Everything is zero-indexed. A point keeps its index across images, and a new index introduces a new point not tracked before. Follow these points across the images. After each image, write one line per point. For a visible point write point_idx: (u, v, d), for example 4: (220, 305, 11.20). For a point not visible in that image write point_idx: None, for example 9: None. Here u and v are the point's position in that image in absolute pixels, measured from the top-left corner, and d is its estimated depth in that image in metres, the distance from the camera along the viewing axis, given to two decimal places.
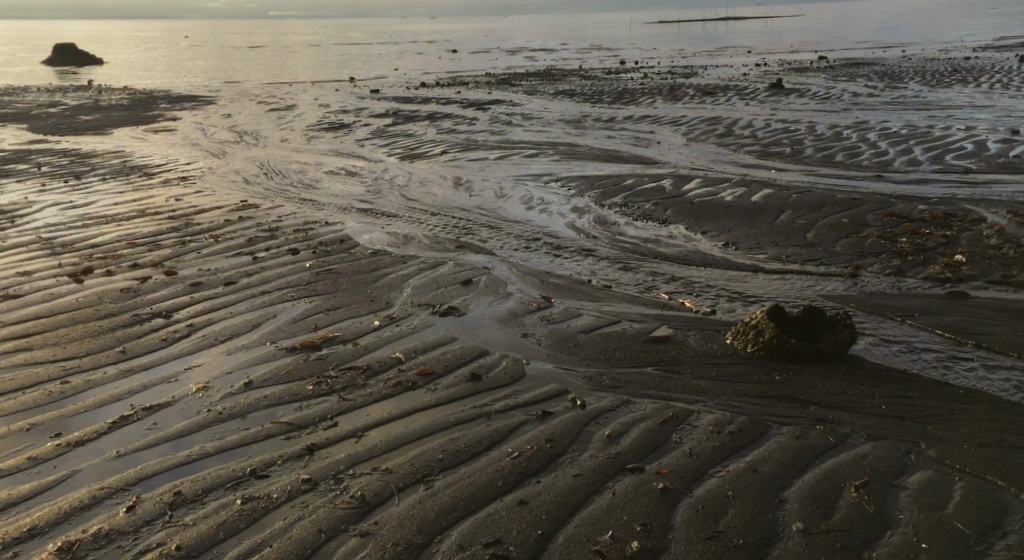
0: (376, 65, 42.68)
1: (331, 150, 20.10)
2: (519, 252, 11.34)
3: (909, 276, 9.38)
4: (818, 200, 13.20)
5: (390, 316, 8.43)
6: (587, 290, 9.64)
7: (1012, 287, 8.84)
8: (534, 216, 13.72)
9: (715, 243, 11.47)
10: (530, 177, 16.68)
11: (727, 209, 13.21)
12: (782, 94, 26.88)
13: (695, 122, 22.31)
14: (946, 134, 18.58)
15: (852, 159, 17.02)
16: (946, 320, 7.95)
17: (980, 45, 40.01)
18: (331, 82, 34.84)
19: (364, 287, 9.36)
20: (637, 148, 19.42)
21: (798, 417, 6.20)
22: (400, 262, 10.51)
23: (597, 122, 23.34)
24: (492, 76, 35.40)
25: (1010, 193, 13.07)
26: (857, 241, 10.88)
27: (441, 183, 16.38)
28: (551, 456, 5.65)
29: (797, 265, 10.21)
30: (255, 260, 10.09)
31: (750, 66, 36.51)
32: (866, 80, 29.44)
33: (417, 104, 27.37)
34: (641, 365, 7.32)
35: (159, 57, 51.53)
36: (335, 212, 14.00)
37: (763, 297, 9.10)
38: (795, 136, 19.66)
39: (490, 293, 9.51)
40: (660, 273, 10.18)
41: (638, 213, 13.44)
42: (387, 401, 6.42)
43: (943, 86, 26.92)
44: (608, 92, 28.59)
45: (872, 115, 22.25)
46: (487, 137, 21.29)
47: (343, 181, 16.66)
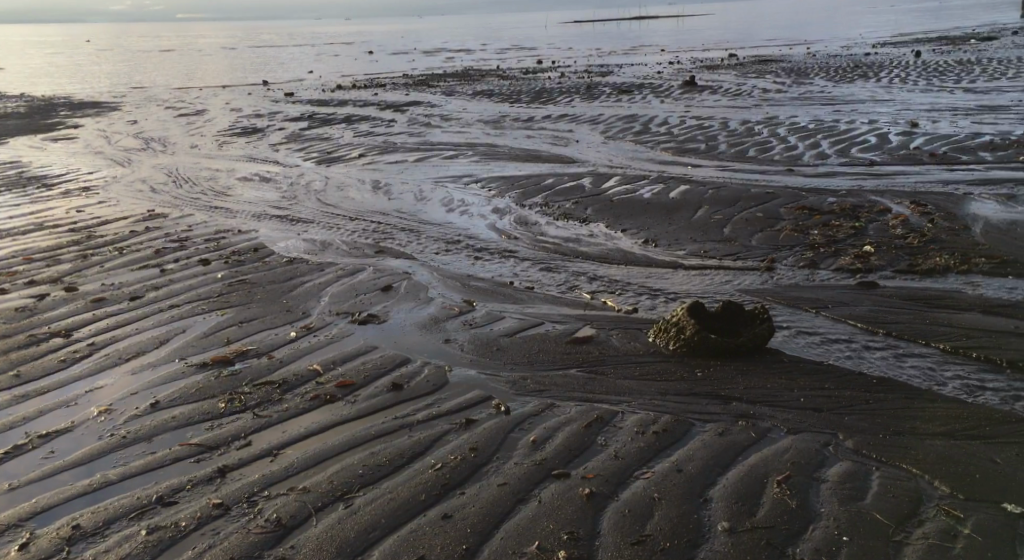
0: (290, 67, 41.88)
1: (244, 155, 19.57)
2: (439, 256, 11.19)
3: (822, 267, 9.56)
4: (733, 195, 13.40)
5: (307, 326, 8.19)
6: (508, 292, 9.54)
7: (919, 275, 9.08)
8: (454, 218, 13.58)
9: (635, 240, 11.52)
10: (449, 179, 16.53)
11: (646, 206, 13.29)
12: (695, 91, 27.35)
13: (612, 120, 22.48)
14: (851, 127, 19.14)
15: (764, 154, 17.37)
16: (859, 310, 8.10)
17: (879, 41, 41.50)
18: (243, 86, 34.00)
19: (279, 297, 9.10)
20: (556, 147, 19.45)
21: (720, 413, 6.21)
22: (317, 269, 10.25)
23: (515, 122, 23.31)
24: (409, 78, 35.12)
25: (913, 183, 13.50)
26: (772, 235, 11.05)
27: (359, 187, 16.09)
28: (476, 465, 5.53)
29: (716, 260, 10.31)
30: (162, 272, 9.72)
31: (664, 64, 37.07)
32: (774, 77, 30.20)
33: (332, 106, 26.91)
34: (564, 367, 7.26)
35: (59, 62, 49.50)
36: (249, 220, 13.60)
37: (683, 294, 9.16)
38: (709, 132, 19.98)
39: (410, 298, 9.33)
40: (581, 273, 10.15)
41: (559, 213, 13.42)
42: (304, 417, 6.21)
43: (847, 81, 27.78)
44: (525, 92, 28.62)
45: (781, 110, 22.79)
46: (405, 139, 21.05)
47: (258, 188, 16.23)
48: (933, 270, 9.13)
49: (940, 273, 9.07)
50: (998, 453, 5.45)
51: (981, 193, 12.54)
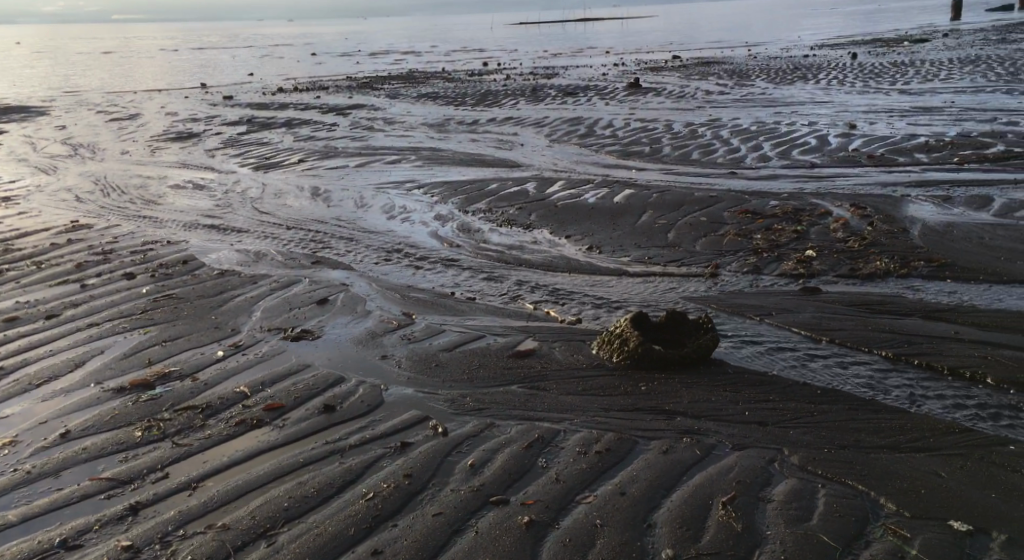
0: (230, 70, 41.01)
1: (177, 161, 19.02)
2: (379, 266, 10.91)
3: (765, 272, 9.48)
4: (677, 199, 13.33)
5: (236, 344, 7.98)
6: (449, 304, 9.26)
7: (860, 280, 9.04)
8: (395, 225, 13.30)
9: (579, 246, 11.36)
10: (391, 184, 16.21)
11: (590, 211, 13.15)
12: (640, 93, 27.37)
13: (556, 123, 22.34)
14: (792, 129, 19.27)
15: (706, 156, 17.39)
16: (803, 317, 8.00)
17: (818, 43, 42.11)
18: (181, 89, 33.14)
19: (207, 311, 8.87)
20: (500, 151, 19.24)
21: (664, 429, 6.01)
22: (249, 281, 10.00)
23: (459, 125, 23.04)
24: (353, 80, 34.62)
25: (853, 185, 13.57)
26: (715, 240, 10.97)
27: (297, 193, 15.69)
28: (410, 494, 5.37)
29: (659, 266, 10.19)
30: (83, 287, 9.41)
31: (609, 66, 37.10)
32: (717, 79, 30.39)
33: (272, 110, 26.33)
34: (504, 383, 7.02)
35: None
36: (181, 230, 13.17)
37: (627, 301, 9.01)
38: (653, 135, 19.94)
39: (347, 313, 9.06)
40: (524, 282, 9.95)
41: (502, 219, 13.22)
42: (228, 445, 6.05)
43: (787, 83, 28.08)
44: (470, 95, 28.35)
45: (724, 112, 22.89)
46: (346, 143, 20.64)
47: (191, 195, 15.74)
48: (874, 274, 9.10)
49: (881, 277, 9.05)
50: (943, 466, 5.29)
51: (919, 195, 12.65)
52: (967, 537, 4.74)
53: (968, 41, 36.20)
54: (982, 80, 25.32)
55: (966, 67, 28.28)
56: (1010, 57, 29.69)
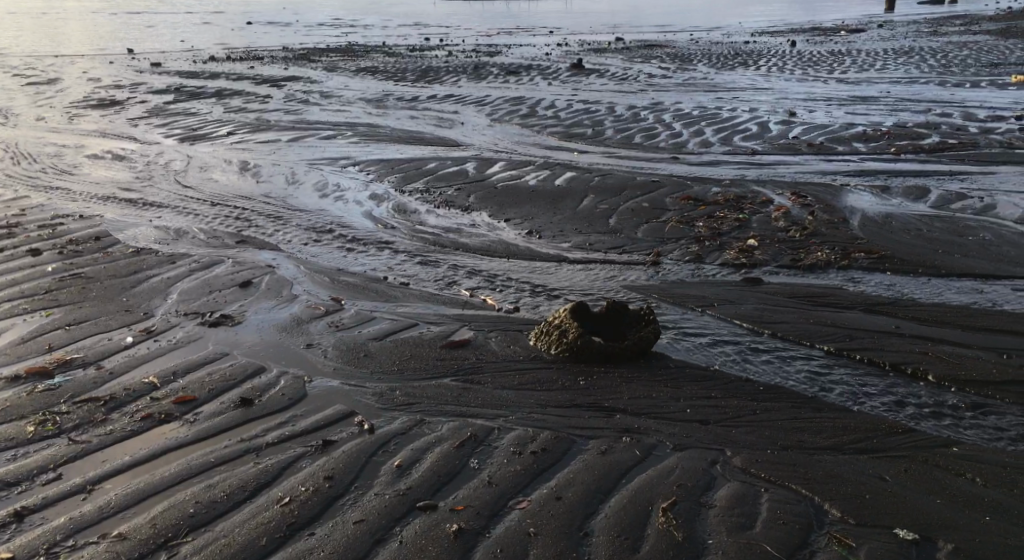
0: (161, 36, 39.49)
1: (97, 130, 18.13)
2: (308, 248, 10.46)
3: (707, 262, 9.26)
4: (619, 184, 13.08)
5: (148, 329, 7.70)
6: (382, 290, 8.87)
7: (801, 271, 8.79)
8: (327, 204, 12.77)
9: (518, 230, 11.02)
10: (325, 160, 15.63)
11: (530, 194, 12.82)
12: (582, 75, 27.10)
13: (497, 102, 21.91)
14: (733, 115, 19.19)
15: (648, 140, 17.18)
16: (744, 308, 7.80)
17: (756, 30, 42.42)
18: (106, 54, 31.78)
19: (118, 295, 8.60)
20: (439, 129, 18.75)
21: (603, 428, 5.73)
22: (166, 264, 9.74)
23: (398, 101, 22.43)
24: (289, 51, 33.60)
25: (794, 173, 13.48)
26: (657, 227, 10.74)
27: (224, 168, 15.02)
28: (330, 500, 5.04)
29: (600, 253, 9.93)
30: None
31: (551, 45, 36.72)
32: (659, 62, 30.31)
33: (203, 79, 25.34)
34: (436, 377, 6.67)
35: None
36: (98, 206, 12.53)
37: (566, 289, 8.75)
38: (596, 117, 19.67)
39: (273, 299, 8.67)
40: (460, 267, 9.60)
41: (440, 199, 12.79)
42: (131, 441, 5.67)
43: (727, 69, 28.10)
44: (410, 70, 27.71)
45: (666, 96, 22.76)
46: (279, 116, 19.91)
47: (110, 168, 15.00)
48: (815, 265, 8.85)
49: (822, 268, 8.80)
50: (888, 470, 5.10)
51: (858, 184, 12.48)
52: (912, 546, 4.56)
53: (901, 33, 36.83)
54: (915, 71, 25.67)
55: (900, 59, 28.69)
56: (942, 49, 30.20)
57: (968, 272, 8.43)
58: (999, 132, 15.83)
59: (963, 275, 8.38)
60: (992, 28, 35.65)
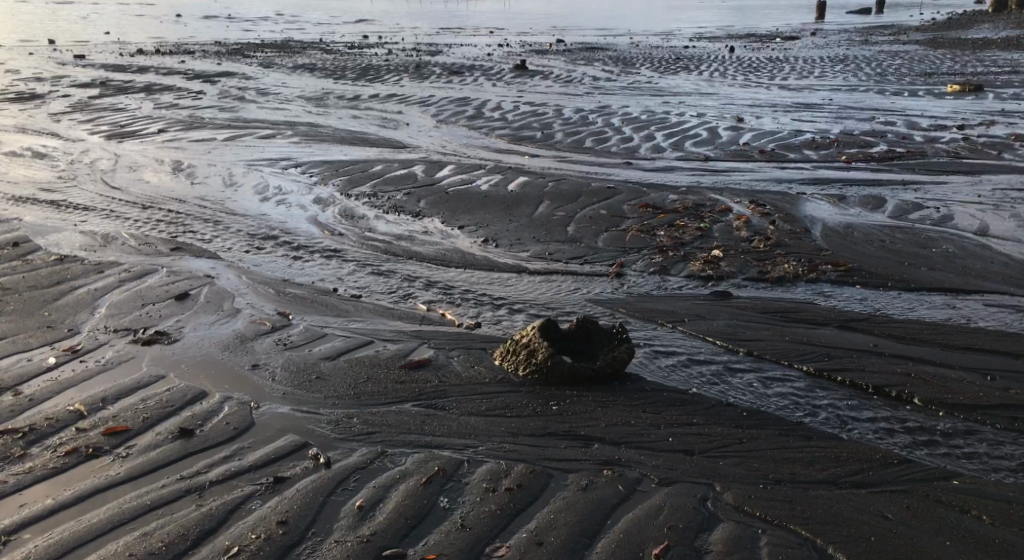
0: (86, 26, 37.91)
1: (17, 126, 17.11)
2: (251, 256, 9.87)
3: (673, 274, 8.92)
4: (574, 190, 12.72)
5: (72, 348, 7.14)
6: (332, 303, 8.33)
7: (769, 284, 8.48)
8: (268, 207, 12.15)
9: (473, 238, 10.57)
10: (264, 161, 14.93)
11: (483, 199, 12.37)
12: (526, 76, 26.75)
13: (442, 102, 21.39)
14: (682, 120, 19.03)
15: (599, 144, 16.89)
16: (715, 324, 7.47)
17: (696, 34, 42.66)
18: (27, 44, 30.30)
19: (38, 308, 8.07)
20: (384, 130, 18.15)
21: (581, 460, 5.33)
22: (94, 272, 9.11)
23: (340, 100, 21.74)
24: (223, 45, 32.53)
25: (749, 180, 13.29)
26: (617, 236, 10.41)
27: (156, 167, 14.23)
28: (286, 551, 4.60)
29: (560, 263, 9.55)
30: None
31: (492, 46, 36.31)
32: (602, 64, 30.17)
33: (131, 73, 24.25)
34: (396, 402, 6.18)
35: None
36: (18, 208, 11.71)
37: (528, 303, 8.35)
38: (543, 120, 19.32)
39: (212, 314, 8.07)
40: (414, 278, 9.11)
41: (389, 204, 12.26)
42: (53, 481, 5.24)
43: (671, 73, 28.08)
44: (350, 68, 26.98)
45: (613, 99, 22.54)
46: (214, 114, 19.06)
47: (31, 167, 14.09)
48: (783, 278, 8.54)
49: (790, 282, 8.49)
50: (889, 506, 4.82)
51: (814, 193, 12.20)
52: None
53: (835, 41, 37.46)
54: (854, 79, 25.94)
55: (838, 66, 29.03)
56: (877, 58, 30.73)
57: (937, 286, 8.27)
58: (945, 141, 15.91)
59: (932, 289, 8.21)
60: (921, 38, 36.53)
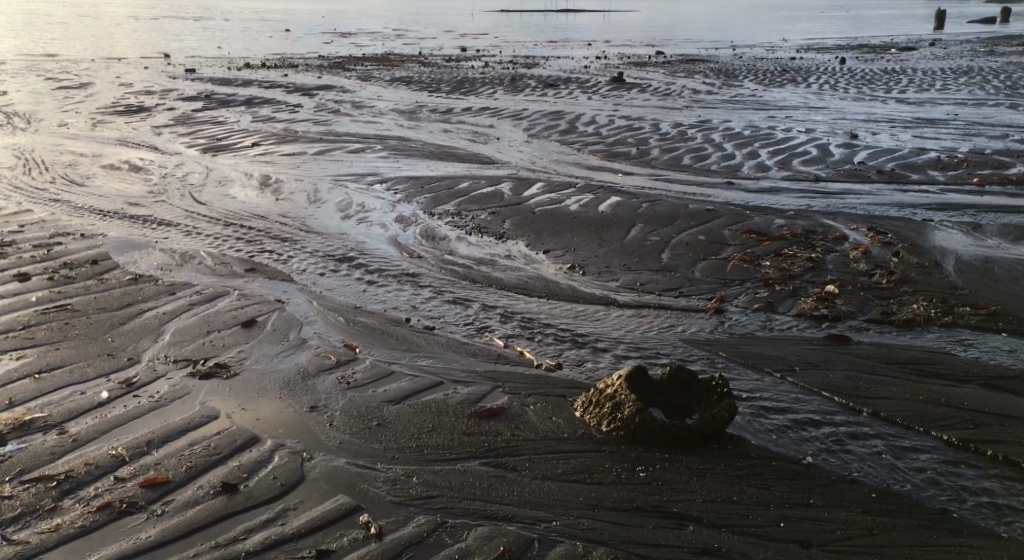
0: (199, 41, 39.08)
1: (117, 138, 17.29)
2: (325, 279, 9.38)
3: (781, 312, 7.97)
4: (670, 211, 11.85)
5: (127, 381, 6.69)
6: (402, 336, 7.73)
7: (895, 328, 7.44)
8: (350, 226, 11.68)
9: (559, 265, 9.84)
10: (351, 176, 14.55)
11: (572, 221, 11.62)
12: (623, 89, 25.93)
13: (535, 116, 20.75)
14: (789, 136, 17.87)
15: (699, 162, 15.92)
16: (831, 376, 6.51)
17: (802, 46, 40.99)
18: (141, 58, 31.18)
19: (102, 333, 7.70)
20: (474, 144, 17.61)
21: (673, 547, 4.74)
22: (165, 294, 8.74)
23: (433, 113, 21.36)
24: (324, 59, 32.84)
25: (866, 203, 12.14)
26: (717, 265, 9.51)
27: (244, 182, 14.00)
28: None
29: (652, 295, 8.73)
30: None
31: (590, 58, 35.58)
32: (703, 77, 29.09)
33: (234, 86, 24.48)
34: (463, 459, 5.51)
35: None
36: (105, 223, 11.56)
37: (614, 342, 7.57)
38: (640, 135, 18.46)
39: (277, 345, 7.55)
40: (493, 309, 8.45)
41: (473, 225, 11.65)
42: (80, 548, 4.79)
43: (777, 86, 26.75)
44: (445, 81, 26.66)
45: (715, 113, 21.49)
46: (308, 127, 18.92)
47: (124, 180, 14.05)
48: (911, 321, 7.49)
49: (918, 325, 7.45)
50: None
51: (943, 220, 10.98)
52: None
53: (955, 52, 35.22)
54: (979, 93, 24.10)
55: (960, 79, 27.12)
56: (1003, 70, 28.63)
57: None
58: None
59: None
60: None
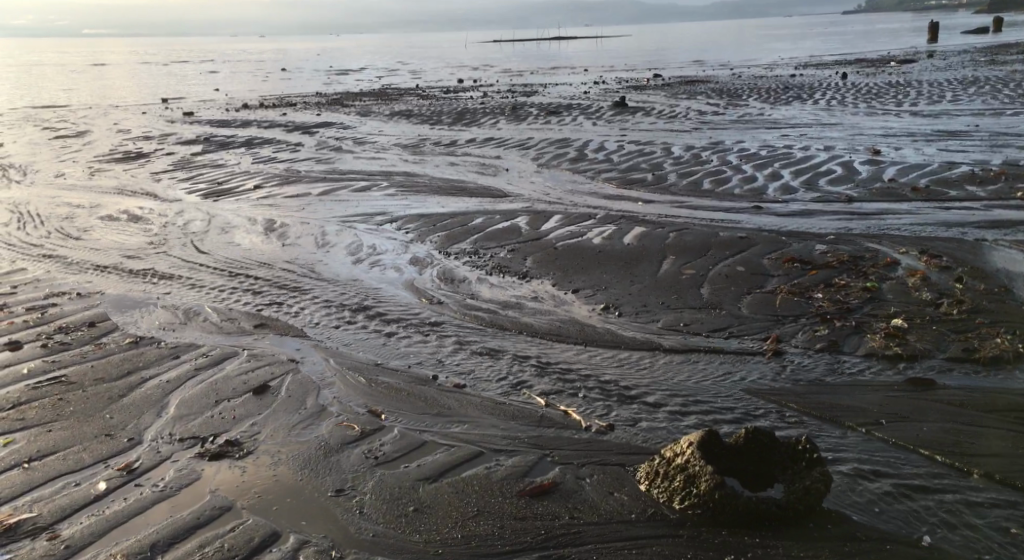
0: (195, 84, 38.68)
1: (114, 187, 16.60)
2: (338, 333, 8.62)
3: (847, 353, 7.21)
4: (702, 241, 11.09)
5: (128, 466, 6.05)
6: (431, 397, 6.96)
7: (981, 368, 6.69)
8: (360, 271, 10.93)
9: (591, 306, 9.09)
10: (358, 217, 13.83)
11: (599, 256, 10.87)
12: (628, 113, 25.33)
13: (542, 145, 20.08)
14: (809, 155, 17.18)
15: (720, 185, 15.19)
16: (926, 430, 5.80)
17: (798, 63, 40.58)
18: (138, 104, 30.64)
19: (101, 409, 6.94)
20: (483, 177, 16.91)
21: None
22: (168, 358, 7.97)
23: (436, 146, 20.70)
24: (323, 96, 32.32)
25: (908, 223, 11.40)
26: (764, 299, 8.74)
27: (247, 228, 13.27)
28: None
29: (699, 337, 7.95)
30: None
31: (589, 84, 35.04)
32: (707, 98, 28.51)
33: (233, 128, 23.88)
34: (519, 553, 5.11)
35: None
36: (103, 279, 10.83)
37: (668, 394, 6.81)
38: (653, 160, 17.80)
39: (294, 414, 6.81)
40: (526, 361, 7.68)
41: (492, 263, 10.90)
42: None
43: (783, 104, 26.13)
44: (446, 113, 26.05)
45: (726, 134, 20.83)
46: (309, 166, 18.24)
47: (123, 231, 13.33)
48: (999, 359, 6.74)
49: (1008, 364, 6.70)
50: None
51: (997, 239, 10.24)
52: None
53: (956, 62, 34.68)
54: (992, 103, 23.42)
55: (970, 89, 26.48)
56: (1011, 78, 28.02)
57: None
58: None
59: None
60: None
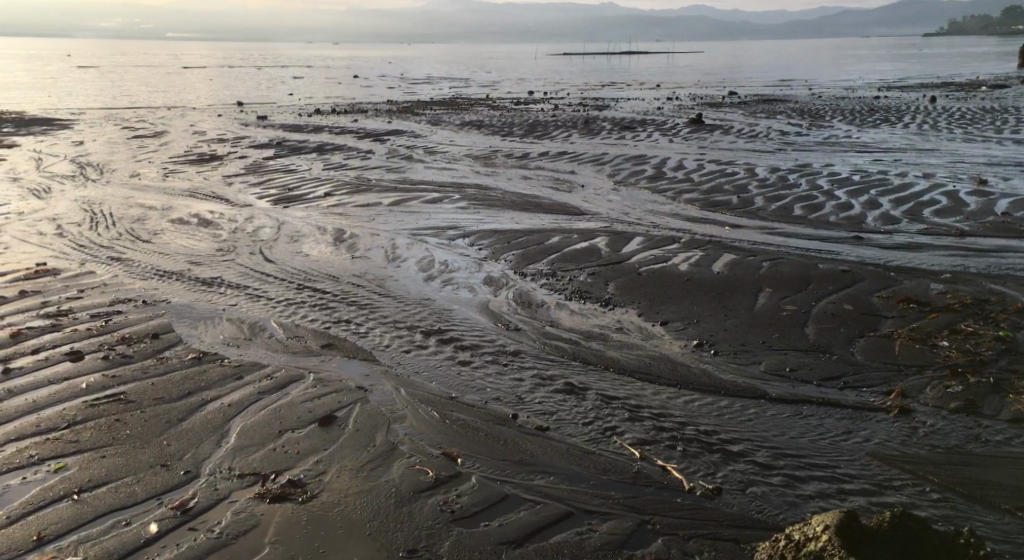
0: (269, 88, 38.88)
1: (185, 189, 16.36)
2: (409, 359, 7.97)
3: (988, 416, 6.36)
4: (801, 271, 10.19)
5: (182, 504, 5.59)
6: (512, 441, 6.28)
7: None
8: (432, 289, 10.31)
9: (683, 341, 8.30)
10: (429, 230, 13.25)
11: (687, 285, 10.04)
12: (706, 130, 24.39)
13: (618, 161, 19.29)
14: (908, 182, 16.09)
15: (813, 211, 14.24)
16: None
17: (883, 84, 38.99)
18: (212, 106, 30.77)
19: (158, 433, 6.42)
20: (558, 193, 16.23)
21: None
22: (230, 377, 7.43)
23: (508, 158, 20.08)
24: (394, 103, 32.04)
25: None
26: (881, 342, 7.85)
27: (317, 237, 12.80)
28: None
29: (810, 385, 7.11)
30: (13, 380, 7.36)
31: (661, 100, 34.04)
32: (788, 118, 27.35)
33: (304, 133, 23.64)
34: None
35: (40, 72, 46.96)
36: (169, 287, 10.41)
37: (779, 452, 6.01)
38: (738, 181, 16.89)
39: (361, 451, 6.20)
40: (616, 402, 6.94)
41: (572, 287, 10.18)
42: None
43: (872, 127, 24.86)
44: (518, 125, 25.44)
45: (813, 156, 19.80)
46: (379, 174, 17.76)
47: (192, 236, 12.98)
48: None
49: None
50: None
51: None
52: None
53: None
54: None
55: None
56: None
57: None
58: None
59: None
60: None
